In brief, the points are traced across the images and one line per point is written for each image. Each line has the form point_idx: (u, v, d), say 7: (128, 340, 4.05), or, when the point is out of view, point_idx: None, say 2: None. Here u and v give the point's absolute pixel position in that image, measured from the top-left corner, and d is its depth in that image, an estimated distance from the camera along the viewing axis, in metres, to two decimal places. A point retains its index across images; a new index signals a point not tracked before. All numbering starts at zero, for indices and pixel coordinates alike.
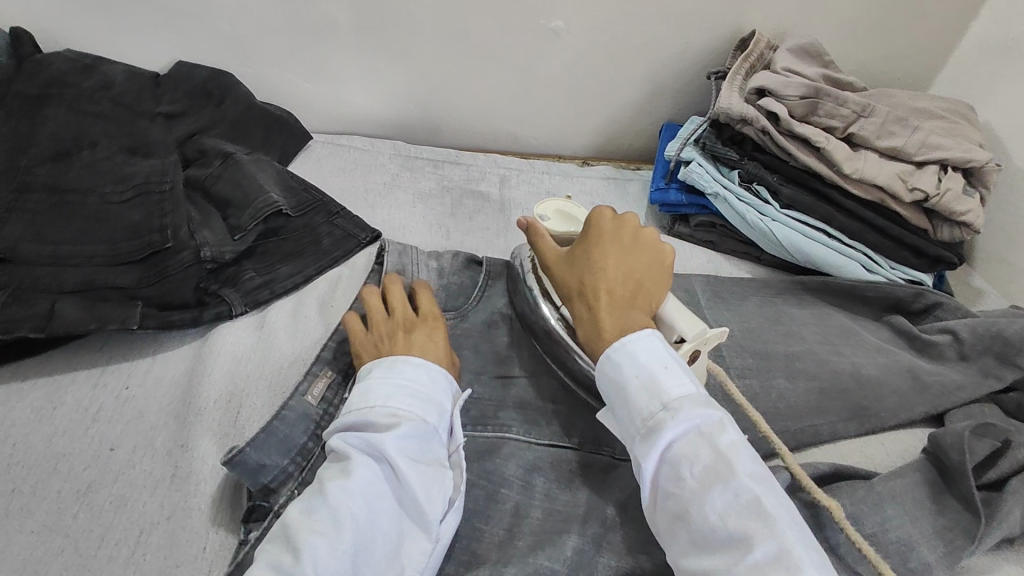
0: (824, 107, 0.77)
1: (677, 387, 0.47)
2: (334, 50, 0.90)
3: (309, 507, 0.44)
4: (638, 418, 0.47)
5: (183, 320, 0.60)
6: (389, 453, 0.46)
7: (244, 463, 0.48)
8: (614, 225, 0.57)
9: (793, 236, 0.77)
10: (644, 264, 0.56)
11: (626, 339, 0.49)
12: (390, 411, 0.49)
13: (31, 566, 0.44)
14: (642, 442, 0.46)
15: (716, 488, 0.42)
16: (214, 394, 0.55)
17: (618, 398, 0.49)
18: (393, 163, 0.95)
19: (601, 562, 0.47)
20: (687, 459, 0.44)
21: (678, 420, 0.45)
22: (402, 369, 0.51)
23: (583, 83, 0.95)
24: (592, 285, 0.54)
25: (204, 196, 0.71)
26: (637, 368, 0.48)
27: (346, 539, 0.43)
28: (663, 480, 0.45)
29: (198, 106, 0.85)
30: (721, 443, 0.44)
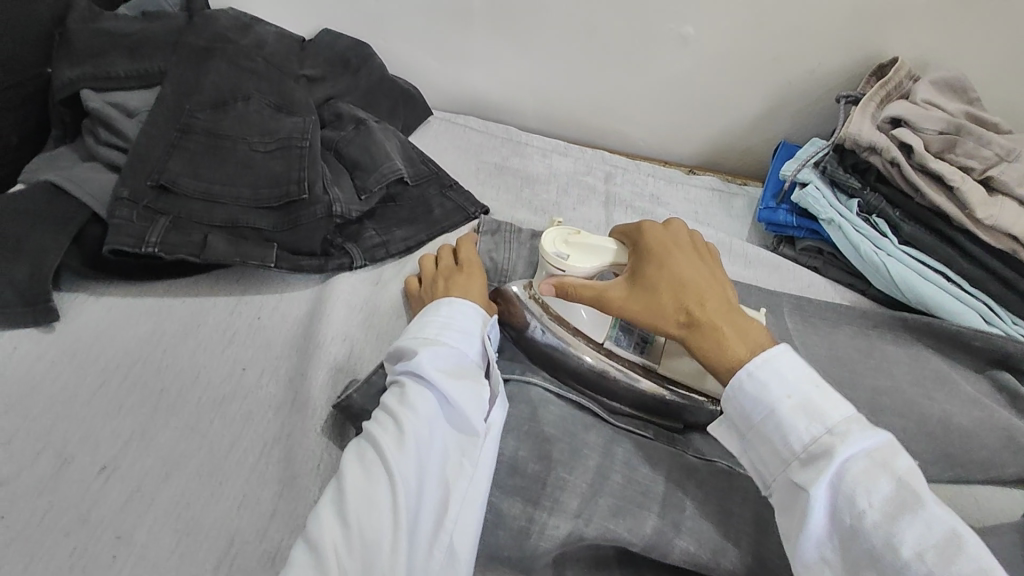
0: (963, 146, 0.74)
1: (838, 409, 0.47)
2: (467, 34, 0.95)
3: (377, 425, 0.49)
4: (796, 445, 0.47)
5: (311, 266, 0.67)
6: (424, 371, 0.51)
7: (349, 407, 0.52)
8: (664, 231, 0.61)
9: (906, 273, 0.74)
10: (710, 270, 0.59)
11: (765, 357, 0.50)
12: (421, 341, 0.54)
13: (173, 458, 0.49)
14: (806, 472, 0.46)
15: (907, 519, 0.42)
16: (331, 332, 0.60)
17: (771, 423, 0.48)
18: (505, 148, 0.98)
19: (678, 545, 0.49)
20: (863, 487, 0.44)
21: (851, 444, 0.45)
22: (422, 314, 0.58)
23: (702, 91, 0.95)
24: (692, 300, 0.55)
25: (336, 156, 0.77)
26: (786, 389, 0.48)
27: (407, 440, 0.47)
28: (836, 510, 0.45)
29: (336, 72, 0.91)
30: (898, 468, 0.44)
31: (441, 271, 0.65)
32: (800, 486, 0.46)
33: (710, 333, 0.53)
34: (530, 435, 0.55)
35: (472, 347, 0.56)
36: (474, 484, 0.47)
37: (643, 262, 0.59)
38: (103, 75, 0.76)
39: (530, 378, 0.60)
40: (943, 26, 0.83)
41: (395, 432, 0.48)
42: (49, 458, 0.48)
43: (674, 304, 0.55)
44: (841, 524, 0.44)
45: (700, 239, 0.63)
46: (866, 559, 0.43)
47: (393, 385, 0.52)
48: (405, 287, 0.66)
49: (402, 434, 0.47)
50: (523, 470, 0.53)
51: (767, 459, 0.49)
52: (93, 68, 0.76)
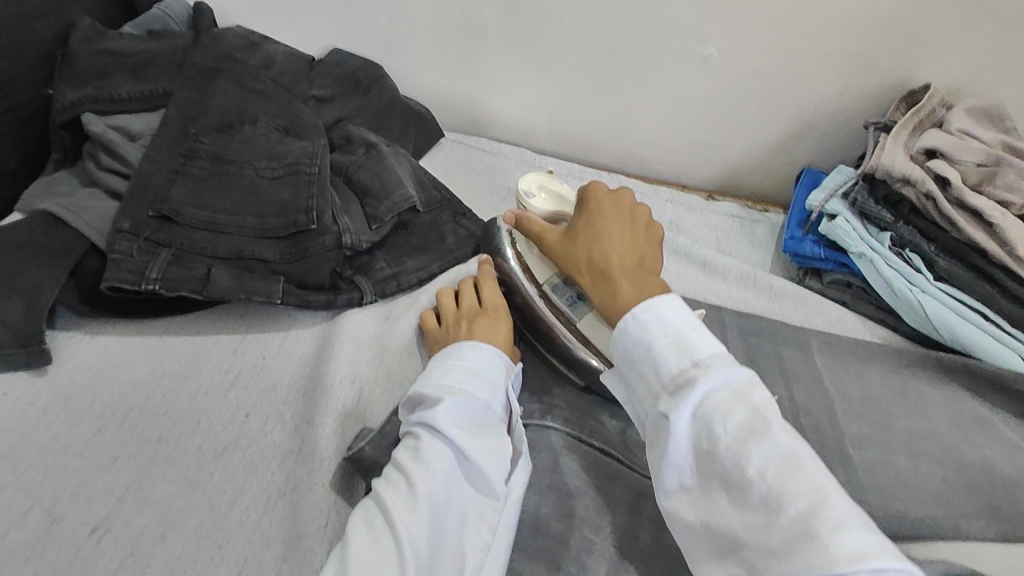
0: (1005, 177, 0.70)
1: (708, 345, 0.45)
2: (480, 55, 0.92)
3: (390, 483, 0.46)
4: (665, 376, 0.45)
5: (319, 302, 0.64)
6: (446, 425, 0.48)
7: (361, 460, 0.50)
8: (611, 196, 0.60)
9: (942, 313, 0.70)
10: (642, 240, 0.58)
11: (652, 301, 0.48)
12: (444, 387, 0.51)
13: (171, 516, 0.46)
14: (670, 402, 0.44)
15: (754, 443, 0.40)
16: (340, 374, 0.56)
17: (644, 357, 0.47)
18: (518, 170, 0.96)
19: None
20: (719, 416, 0.42)
21: (714, 375, 0.43)
22: (445, 356, 0.55)
23: (722, 114, 0.92)
24: (598, 254, 0.56)
25: (346, 183, 0.74)
26: (665, 328, 0.47)
27: (423, 504, 0.44)
28: (697, 439, 0.42)
29: (346, 93, 0.88)
30: (756, 400, 0.42)
31: (465, 309, 0.62)
32: (663, 417, 0.45)
33: (605, 285, 0.54)
34: (552, 492, 0.52)
35: (496, 399, 0.53)
36: (491, 556, 0.45)
37: (577, 216, 0.60)
38: (107, 97, 0.73)
39: (550, 425, 0.57)
40: (975, 50, 0.80)
41: (411, 493, 0.44)
42: (37, 516, 0.45)
43: (584, 257, 0.57)
44: (698, 452, 0.42)
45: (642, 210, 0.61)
46: (717, 480, 0.41)
47: (410, 434, 0.49)
48: (421, 322, 0.63)
49: (419, 497, 0.44)
50: (546, 528, 0.50)
51: (642, 392, 0.47)
52: (96, 89, 0.73)
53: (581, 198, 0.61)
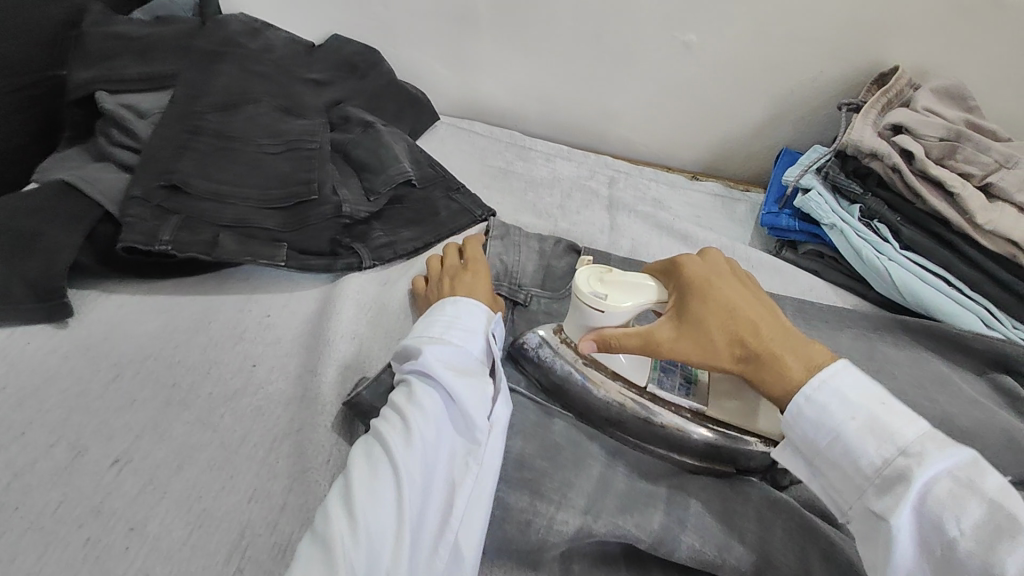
0: (964, 152, 0.75)
1: (910, 426, 0.45)
2: (473, 40, 0.96)
3: (384, 422, 0.50)
4: (870, 470, 0.45)
5: (319, 265, 0.68)
6: (432, 367, 0.52)
7: (359, 404, 0.53)
8: (705, 260, 0.59)
9: (906, 278, 0.75)
10: (760, 300, 0.57)
11: (821, 377, 0.49)
12: (428, 338, 0.55)
13: (186, 450, 0.50)
14: (881, 499, 0.44)
15: (1004, 543, 0.39)
16: (340, 330, 0.60)
17: (835, 446, 0.47)
18: (509, 152, 1.00)
19: (683, 542, 0.50)
20: (950, 511, 0.42)
21: (930, 465, 0.43)
22: (428, 312, 0.58)
23: (705, 97, 0.96)
24: (760, 334, 0.53)
25: (344, 159, 0.78)
26: (848, 409, 0.47)
27: (414, 437, 0.48)
28: (926, 534, 0.43)
29: (343, 77, 0.92)
30: (991, 488, 0.41)
31: (446, 269, 0.66)
32: (877, 515, 0.45)
33: (772, 365, 0.52)
34: (537, 438, 0.57)
35: (478, 343, 0.56)
36: (479, 481, 0.48)
37: (687, 297, 0.56)
38: (116, 77, 0.76)
39: (534, 397, 0.62)
40: (941, 35, 0.84)
41: (402, 429, 0.48)
42: (63, 449, 0.49)
43: (727, 339, 0.53)
44: (933, 551, 0.42)
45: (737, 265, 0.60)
46: None
47: (399, 383, 0.53)
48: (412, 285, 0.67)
49: (410, 430, 0.48)
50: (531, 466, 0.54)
51: (839, 486, 0.47)
52: (103, 71, 0.76)
53: (678, 267, 0.58)
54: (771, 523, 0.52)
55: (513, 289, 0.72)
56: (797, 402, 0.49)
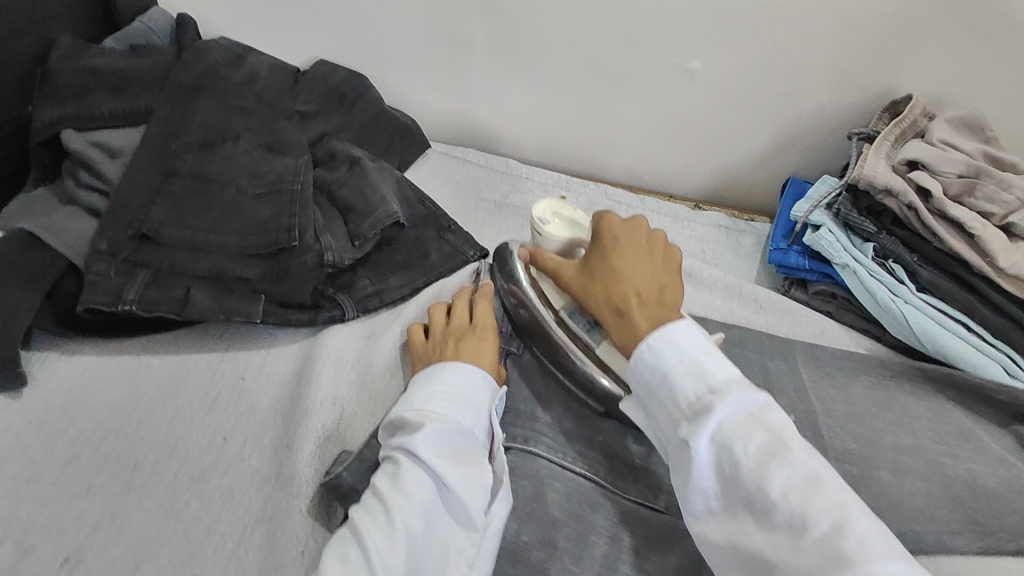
0: (984, 189, 0.71)
1: (722, 369, 0.48)
2: (464, 68, 0.92)
3: (367, 511, 0.45)
4: (683, 402, 0.48)
5: (300, 320, 0.63)
6: (425, 452, 0.47)
7: (338, 487, 0.48)
8: (627, 222, 0.61)
9: (924, 323, 0.71)
10: (664, 273, 0.58)
11: (665, 329, 0.51)
12: (426, 412, 0.50)
13: (145, 546, 0.46)
14: (690, 428, 0.47)
15: (774, 466, 0.43)
16: (319, 397, 0.56)
17: (662, 386, 0.49)
18: (504, 183, 0.95)
19: None
20: (739, 439, 0.45)
21: (728, 400, 0.46)
22: (428, 378, 0.53)
23: (708, 125, 0.92)
24: (620, 291, 0.55)
25: (329, 199, 0.74)
26: (680, 357, 0.49)
27: (400, 536, 0.43)
28: (720, 461, 0.45)
29: (330, 108, 0.88)
30: (772, 422, 0.45)
31: (455, 328, 0.61)
32: (685, 444, 0.47)
33: (624, 322, 0.54)
34: (533, 517, 0.52)
35: (479, 424, 0.52)
36: None
37: (593, 250, 0.60)
38: (87, 115, 0.73)
39: (533, 450, 0.56)
40: (956, 63, 0.80)
41: (388, 524, 0.44)
42: (8, 549, 0.44)
43: (600, 292, 0.57)
44: (723, 476, 0.45)
45: (662, 240, 0.61)
46: (742, 507, 0.44)
47: (388, 459, 0.48)
48: (408, 335, 0.62)
49: (397, 526, 0.43)
50: (526, 556, 0.50)
51: (663, 423, 0.50)
52: (75, 107, 0.73)
53: (597, 222, 0.61)
54: None
55: (507, 339, 0.66)
56: (640, 346, 0.51)
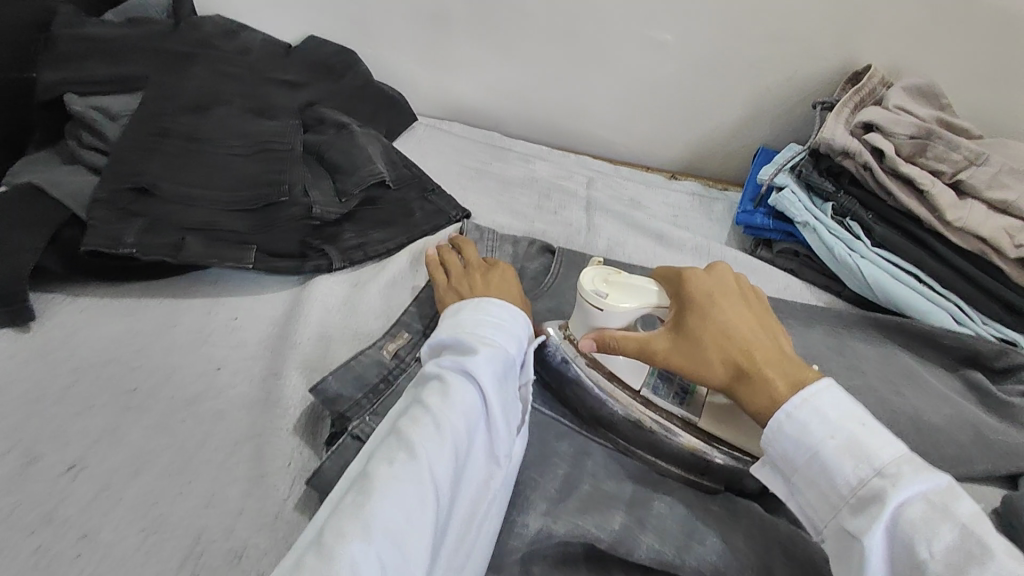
0: (934, 149, 0.75)
1: (887, 448, 0.44)
2: (449, 42, 0.96)
3: (418, 418, 0.46)
4: (844, 488, 0.44)
5: (287, 267, 0.68)
6: (484, 374, 0.49)
7: (324, 391, 0.53)
8: (710, 273, 0.56)
9: (879, 276, 0.75)
10: (768, 325, 0.55)
11: (807, 394, 0.47)
12: (482, 340, 0.52)
13: (143, 455, 0.50)
14: (856, 519, 0.43)
15: (975, 572, 0.38)
16: (308, 333, 0.61)
17: (814, 465, 0.45)
18: (487, 153, 0.99)
19: (643, 542, 0.50)
20: (920, 533, 0.40)
21: (902, 487, 0.42)
22: (479, 309, 0.55)
23: (682, 97, 0.96)
24: (749, 357, 0.51)
25: (317, 160, 0.78)
26: (830, 428, 0.45)
27: (450, 444, 0.45)
28: (895, 559, 0.41)
29: (319, 78, 0.92)
30: (961, 513, 0.40)
31: (473, 267, 0.65)
32: (848, 533, 0.43)
33: (756, 392, 0.50)
34: None
35: (519, 358, 0.54)
36: (493, 504, 0.48)
37: (685, 310, 0.54)
38: (86, 79, 0.77)
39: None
40: (915, 35, 0.85)
41: (441, 432, 0.45)
42: (17, 456, 0.49)
43: (723, 361, 0.52)
44: (904, 573, 0.41)
45: (744, 281, 0.58)
46: None
47: (440, 375, 0.49)
48: (433, 274, 0.66)
49: (447, 434, 0.45)
50: None
51: (815, 502, 0.46)
52: (76, 72, 0.77)
53: (683, 280, 0.56)
54: (732, 527, 0.53)
55: None
56: (781, 420, 0.47)
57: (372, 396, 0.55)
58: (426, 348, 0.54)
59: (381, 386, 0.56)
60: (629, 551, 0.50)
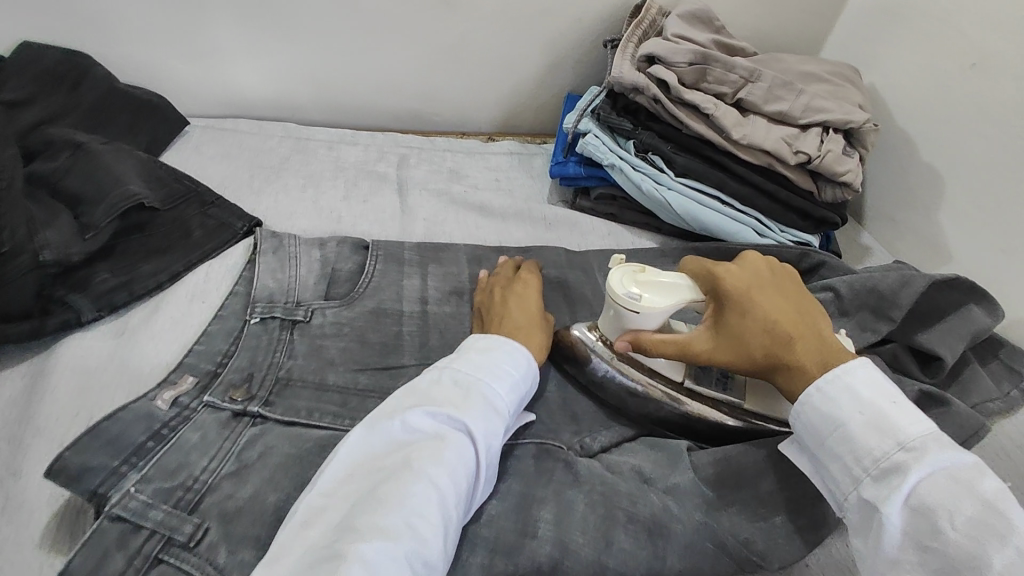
0: (713, 73, 0.76)
1: (916, 424, 0.42)
2: (207, 27, 0.83)
3: (407, 494, 0.40)
4: (868, 460, 0.42)
5: (20, 334, 0.54)
6: (483, 441, 0.45)
7: (61, 471, 0.42)
8: (743, 266, 0.52)
9: (686, 205, 0.76)
10: (807, 307, 0.50)
11: (837, 372, 0.45)
12: (490, 396, 0.48)
13: None
14: (875, 487, 0.41)
15: (989, 542, 0.36)
16: (56, 411, 0.51)
17: (838, 438, 0.43)
18: (283, 147, 0.89)
19: (473, 561, 0.44)
20: (942, 506, 0.38)
21: (926, 463, 0.40)
22: (500, 356, 0.51)
23: (482, 53, 0.92)
24: (787, 350, 0.47)
25: (51, 192, 0.64)
26: (859, 402, 0.43)
27: (438, 522, 0.40)
28: (914, 532, 0.39)
29: (46, 91, 0.76)
30: (987, 490, 0.38)
31: (498, 283, 0.64)
32: (867, 503, 0.42)
33: (797, 381, 0.47)
34: None
35: (516, 413, 0.51)
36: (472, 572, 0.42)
37: (722, 307, 0.50)
38: None
39: (315, 424, 0.51)
40: None
41: (430, 505, 0.40)
42: None
43: (761, 356, 0.48)
44: (915, 544, 0.39)
45: (778, 265, 0.53)
46: (941, 572, 0.38)
47: (434, 430, 0.45)
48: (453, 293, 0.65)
49: (430, 507, 0.40)
50: None
51: (836, 476, 0.43)
52: None
53: (716, 274, 0.51)
54: (571, 504, 0.47)
55: (291, 308, 0.61)
56: (809, 393, 0.45)
57: (135, 459, 0.45)
58: (417, 382, 0.48)
59: (148, 445, 0.46)
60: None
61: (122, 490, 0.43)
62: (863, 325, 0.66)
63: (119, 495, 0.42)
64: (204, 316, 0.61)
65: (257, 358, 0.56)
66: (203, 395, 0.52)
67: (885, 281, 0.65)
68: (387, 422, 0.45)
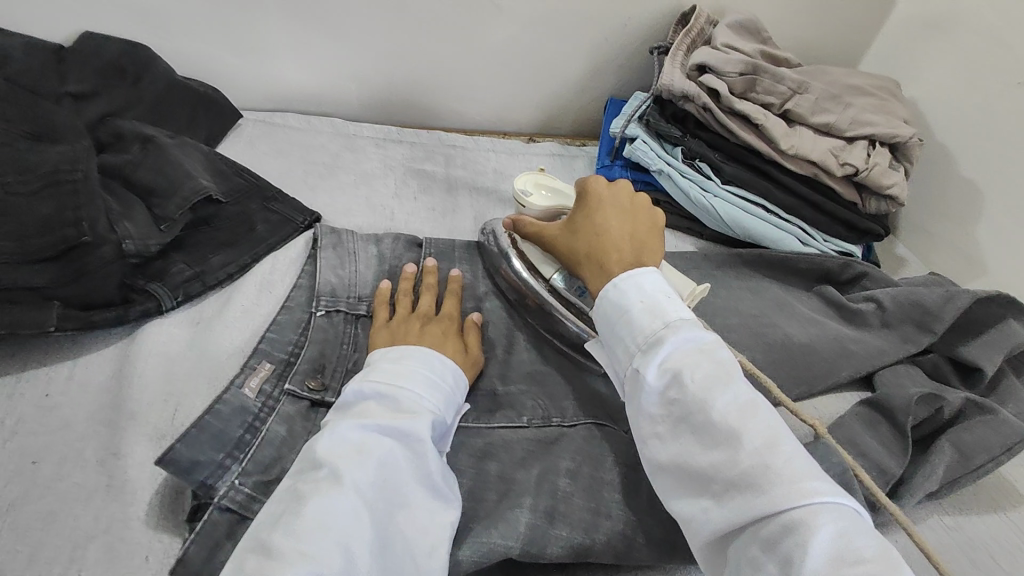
0: (762, 83, 0.78)
1: (679, 311, 0.47)
2: (262, 26, 0.85)
3: (326, 497, 0.41)
4: (639, 338, 0.46)
5: (107, 319, 0.57)
6: (410, 441, 0.46)
7: (175, 462, 0.45)
8: (608, 186, 0.59)
9: (733, 211, 0.78)
10: (642, 227, 0.57)
11: (630, 272, 0.50)
12: (415, 399, 0.49)
13: None
14: (644, 359, 0.46)
15: (719, 390, 0.42)
16: (147, 396, 0.53)
17: (620, 320, 0.48)
18: (333, 143, 0.90)
19: (554, 535, 0.46)
20: (688, 368, 0.43)
21: (680, 336, 0.45)
22: (418, 362, 0.52)
23: (528, 55, 0.93)
24: (601, 248, 0.54)
25: (124, 184, 0.66)
26: (643, 295, 0.48)
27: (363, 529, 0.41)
28: (664, 392, 0.44)
29: (111, 84, 0.77)
30: (721, 357, 0.44)
31: (423, 312, 0.61)
32: (637, 373, 0.46)
33: (603, 273, 0.53)
34: None
35: (450, 413, 0.51)
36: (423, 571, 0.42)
37: (577, 212, 0.59)
38: None
39: None
40: None
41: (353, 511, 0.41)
42: None
43: (583, 253, 0.56)
44: (666, 401, 0.44)
45: (641, 198, 0.60)
46: (687, 427, 0.42)
47: (361, 439, 0.45)
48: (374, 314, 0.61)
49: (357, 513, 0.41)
50: None
51: (619, 354, 0.48)
52: None
53: (585, 187, 0.60)
54: (637, 487, 0.51)
55: (354, 303, 0.63)
56: (607, 288, 0.50)
57: (236, 452, 0.48)
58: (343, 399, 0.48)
59: (246, 438, 0.49)
60: (541, 551, 0.46)
61: (228, 485, 0.46)
62: (908, 337, 0.67)
63: (226, 488, 0.45)
64: (272, 308, 0.63)
65: (328, 350, 0.58)
66: (284, 381, 0.54)
67: (930, 295, 0.66)
68: (314, 439, 0.45)
